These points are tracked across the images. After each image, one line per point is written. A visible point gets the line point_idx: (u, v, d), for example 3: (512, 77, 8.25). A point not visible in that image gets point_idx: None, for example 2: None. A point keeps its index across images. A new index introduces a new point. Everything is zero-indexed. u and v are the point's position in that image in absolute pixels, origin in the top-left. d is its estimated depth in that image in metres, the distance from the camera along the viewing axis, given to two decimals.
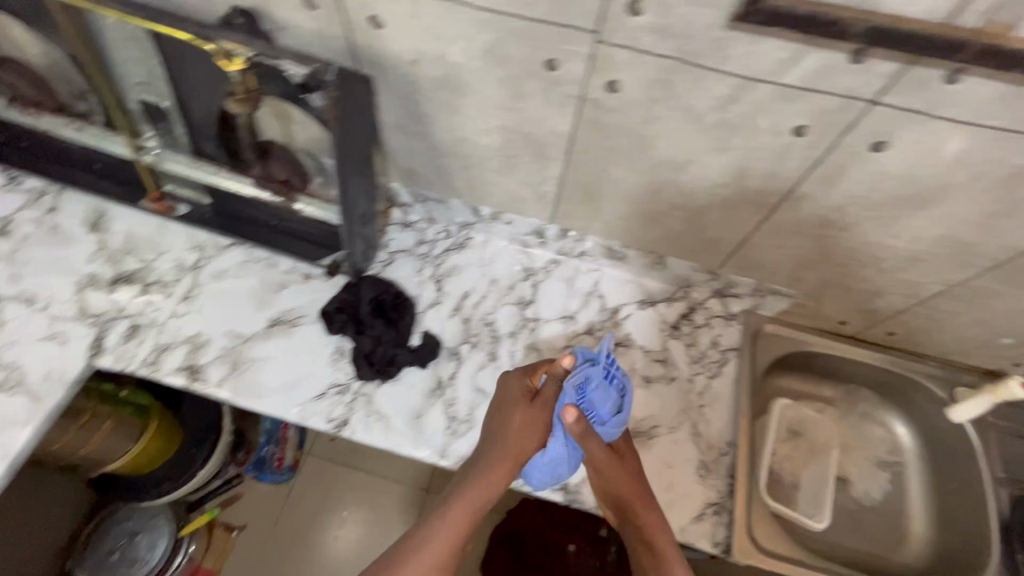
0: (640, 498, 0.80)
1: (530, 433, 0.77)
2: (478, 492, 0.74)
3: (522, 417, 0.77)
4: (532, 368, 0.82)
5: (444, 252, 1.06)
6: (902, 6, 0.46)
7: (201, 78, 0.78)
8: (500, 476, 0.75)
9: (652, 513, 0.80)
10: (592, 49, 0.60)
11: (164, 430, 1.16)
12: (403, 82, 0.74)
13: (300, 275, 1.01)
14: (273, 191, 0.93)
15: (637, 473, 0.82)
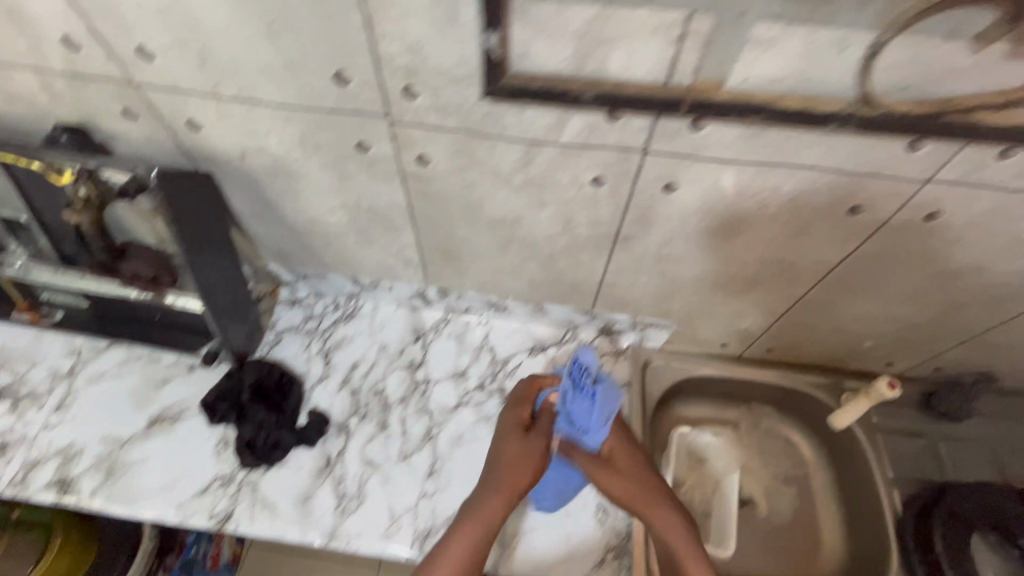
0: (650, 504, 0.77)
1: (526, 458, 0.79)
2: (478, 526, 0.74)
3: (518, 445, 0.80)
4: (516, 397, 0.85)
5: (332, 325, 1.07)
6: (620, 73, 0.52)
7: (48, 190, 0.84)
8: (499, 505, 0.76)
9: (660, 517, 0.76)
10: (390, 130, 0.64)
11: (73, 544, 0.98)
12: (241, 173, 0.77)
13: (184, 367, 0.99)
14: (141, 288, 0.92)
15: (641, 479, 0.79)
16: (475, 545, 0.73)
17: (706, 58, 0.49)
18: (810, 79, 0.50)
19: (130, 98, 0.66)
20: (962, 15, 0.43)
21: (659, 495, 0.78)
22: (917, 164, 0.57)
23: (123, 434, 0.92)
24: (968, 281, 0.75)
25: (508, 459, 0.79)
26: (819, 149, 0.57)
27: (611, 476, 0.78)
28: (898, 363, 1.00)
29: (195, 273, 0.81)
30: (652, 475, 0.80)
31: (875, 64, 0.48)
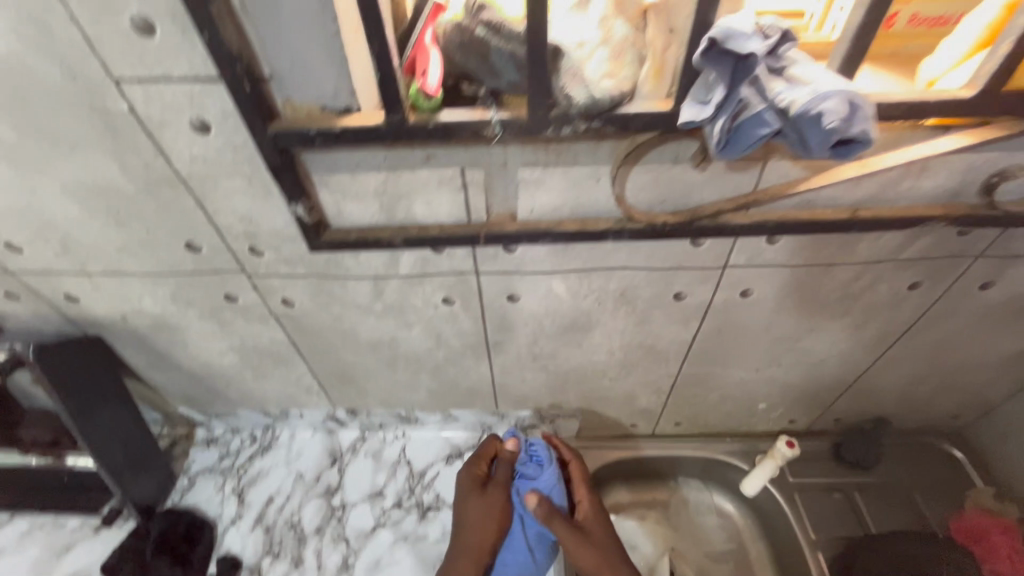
0: (609, 563, 0.76)
1: (492, 524, 0.79)
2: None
3: (482, 508, 0.79)
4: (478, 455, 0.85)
5: (247, 459, 1.06)
6: (423, 219, 0.60)
7: None
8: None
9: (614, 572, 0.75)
10: (250, 282, 0.71)
11: None
12: (126, 332, 0.81)
13: (89, 529, 0.96)
14: (42, 452, 0.92)
15: (604, 543, 0.77)
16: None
17: (491, 199, 0.58)
18: (583, 204, 0.58)
19: (10, 284, 0.72)
20: (675, 147, 0.52)
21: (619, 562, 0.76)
22: (708, 255, 0.65)
23: None
24: (813, 341, 0.81)
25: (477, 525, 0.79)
26: (620, 254, 0.65)
27: (576, 543, 0.76)
28: (800, 419, 1.03)
29: (87, 437, 0.82)
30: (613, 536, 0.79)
31: (628, 188, 0.57)
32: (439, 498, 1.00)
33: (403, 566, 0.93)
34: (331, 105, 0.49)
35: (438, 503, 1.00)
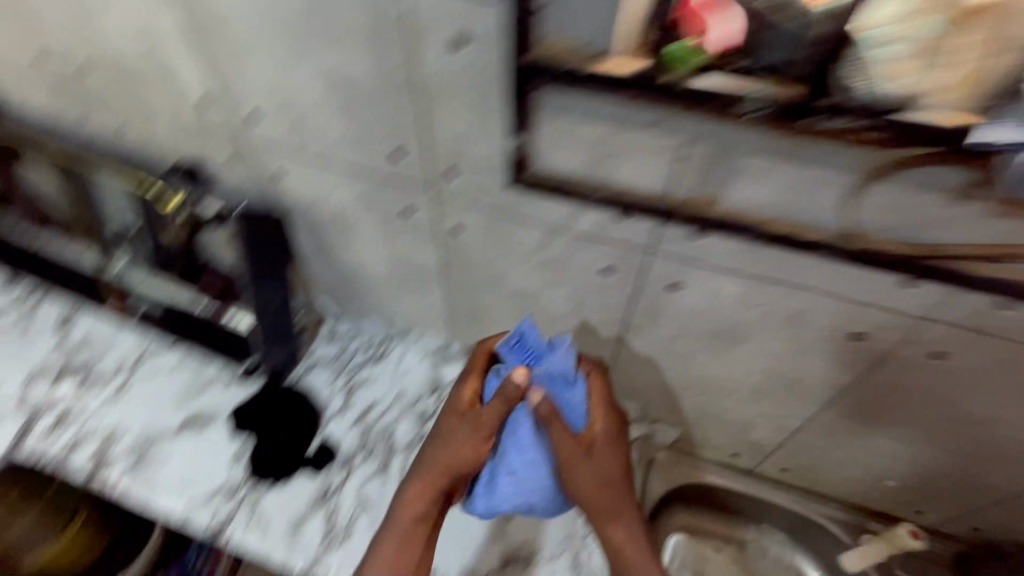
0: (614, 493, 0.74)
1: (478, 439, 0.73)
2: (414, 536, 0.75)
3: (467, 425, 0.73)
4: (467, 374, 0.77)
5: (359, 364, 1.14)
6: (624, 180, 0.60)
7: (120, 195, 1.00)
8: (419, 500, 0.75)
9: (613, 498, 0.74)
10: (433, 200, 0.74)
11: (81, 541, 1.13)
12: (307, 217, 0.89)
13: (225, 378, 1.09)
14: (211, 298, 1.05)
15: (608, 471, 0.73)
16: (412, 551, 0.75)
17: (706, 178, 0.56)
18: (798, 208, 0.55)
19: (238, 146, 0.82)
20: (934, 172, 0.47)
21: (617, 499, 0.75)
22: (914, 303, 0.59)
23: (159, 431, 1.02)
24: (991, 433, 0.71)
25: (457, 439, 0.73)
26: (817, 271, 0.60)
27: (580, 461, 0.71)
28: (929, 514, 0.92)
29: (255, 285, 0.93)
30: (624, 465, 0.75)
31: (865, 203, 0.52)
32: None
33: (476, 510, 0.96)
34: (591, 45, 0.50)
35: None
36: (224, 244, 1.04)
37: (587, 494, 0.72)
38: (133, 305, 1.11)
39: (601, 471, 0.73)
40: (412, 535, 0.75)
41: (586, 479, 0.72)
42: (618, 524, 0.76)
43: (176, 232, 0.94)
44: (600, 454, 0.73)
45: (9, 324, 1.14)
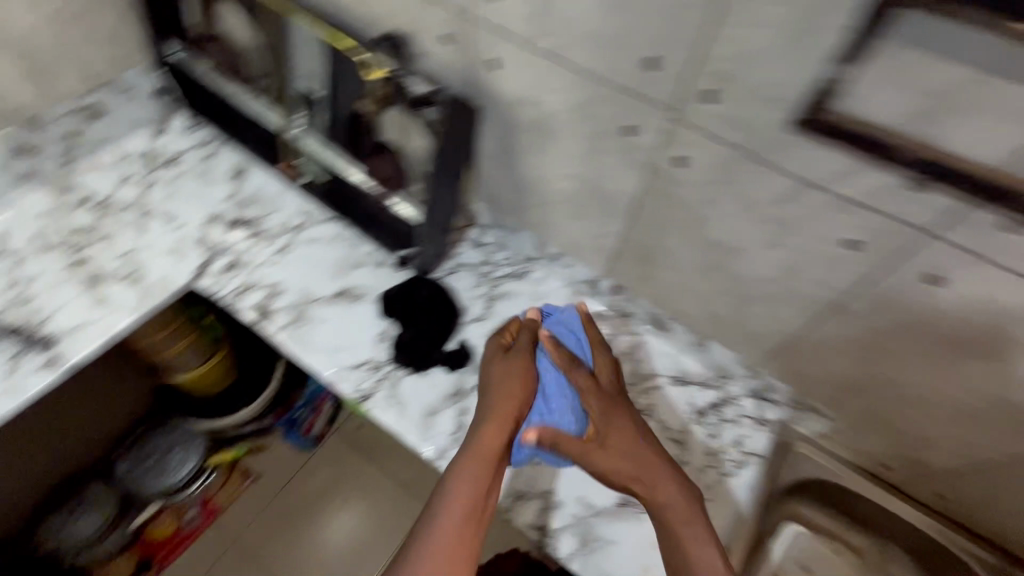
0: (634, 441, 0.85)
1: (514, 383, 0.86)
2: (464, 489, 0.76)
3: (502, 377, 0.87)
4: (504, 332, 0.93)
5: (502, 278, 1.14)
6: (957, 145, 0.51)
7: (314, 59, 1.02)
8: (495, 434, 0.82)
9: (638, 449, 0.85)
10: (668, 126, 0.68)
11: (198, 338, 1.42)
12: (506, 119, 0.85)
13: (376, 260, 1.13)
14: (375, 184, 1.06)
15: (625, 418, 0.87)
16: (464, 499, 0.75)
17: None
18: None
19: (460, 27, 0.77)
20: None
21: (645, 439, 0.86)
22: None
23: (315, 295, 1.08)
24: None
25: (490, 394, 0.85)
26: None
27: (597, 400, 0.86)
28: None
29: (436, 184, 0.91)
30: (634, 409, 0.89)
31: None
32: (651, 409, 1.01)
33: None
34: None
35: (648, 411, 1.01)
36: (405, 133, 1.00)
37: (610, 434, 0.85)
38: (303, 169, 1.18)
39: (619, 415, 0.86)
40: (462, 484, 0.77)
41: (603, 418, 0.85)
42: (655, 470, 0.83)
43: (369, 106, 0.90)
44: (616, 402, 0.88)
45: (194, 168, 1.25)
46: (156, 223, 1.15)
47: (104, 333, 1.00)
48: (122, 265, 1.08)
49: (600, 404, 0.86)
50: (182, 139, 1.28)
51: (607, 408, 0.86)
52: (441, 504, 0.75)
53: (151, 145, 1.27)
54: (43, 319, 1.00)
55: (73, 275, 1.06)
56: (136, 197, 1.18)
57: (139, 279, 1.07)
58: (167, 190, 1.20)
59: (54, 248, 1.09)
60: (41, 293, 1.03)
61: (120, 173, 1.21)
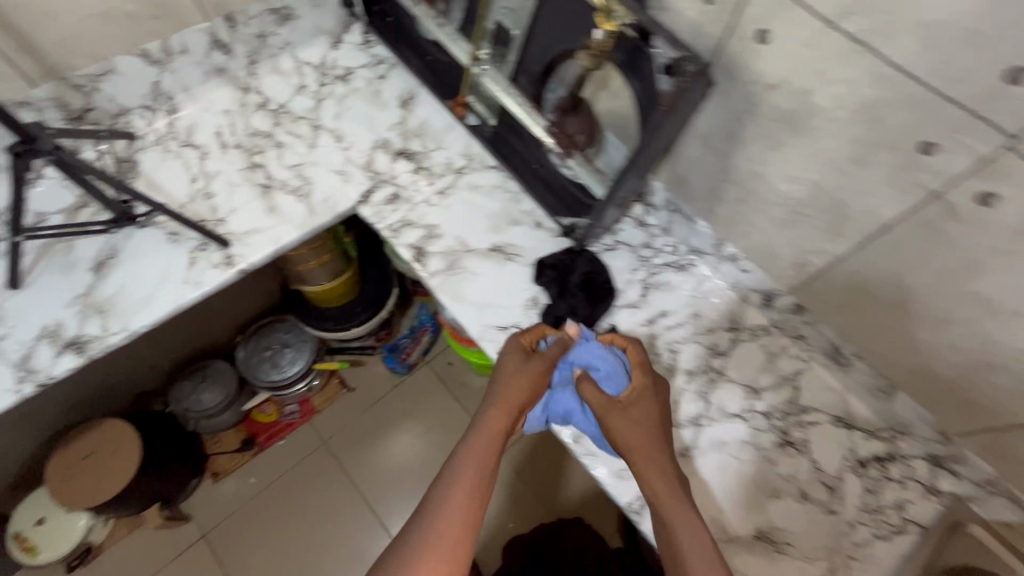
0: (658, 440, 0.79)
1: (532, 381, 0.83)
2: (472, 468, 0.72)
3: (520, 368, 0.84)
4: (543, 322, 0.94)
5: (662, 266, 1.06)
6: None
7: None
8: (497, 418, 0.78)
9: (658, 453, 0.78)
10: (991, 153, 0.55)
11: (334, 253, 1.48)
12: (747, 101, 0.74)
13: (533, 221, 1.09)
14: (556, 141, 0.99)
15: (652, 417, 0.81)
16: (477, 469, 0.72)
17: None
18: None
19: None
20: None
21: (669, 454, 0.78)
22: None
23: (470, 245, 1.06)
24: None
25: (513, 377, 0.83)
26: None
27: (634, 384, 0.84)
28: None
29: (634, 162, 0.83)
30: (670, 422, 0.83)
31: None
32: (805, 444, 0.92)
33: (742, 468, 0.91)
34: None
35: (801, 447, 0.92)
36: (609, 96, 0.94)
37: (634, 424, 0.79)
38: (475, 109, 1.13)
39: (647, 405, 0.82)
40: (475, 453, 0.73)
41: (632, 400, 0.82)
42: (673, 493, 0.74)
43: (583, 61, 0.82)
44: (650, 394, 0.83)
45: (364, 88, 1.22)
46: (326, 139, 1.14)
47: (272, 244, 1.02)
48: (292, 176, 1.09)
49: (639, 399, 0.82)
50: (355, 56, 1.26)
51: (643, 396, 0.83)
52: (455, 473, 0.71)
53: (327, 57, 1.25)
54: (221, 218, 1.04)
55: (249, 179, 1.09)
56: (310, 109, 1.18)
57: (306, 195, 1.07)
58: (336, 108, 1.19)
59: (234, 149, 1.12)
60: (221, 191, 1.07)
61: (295, 81, 1.21)
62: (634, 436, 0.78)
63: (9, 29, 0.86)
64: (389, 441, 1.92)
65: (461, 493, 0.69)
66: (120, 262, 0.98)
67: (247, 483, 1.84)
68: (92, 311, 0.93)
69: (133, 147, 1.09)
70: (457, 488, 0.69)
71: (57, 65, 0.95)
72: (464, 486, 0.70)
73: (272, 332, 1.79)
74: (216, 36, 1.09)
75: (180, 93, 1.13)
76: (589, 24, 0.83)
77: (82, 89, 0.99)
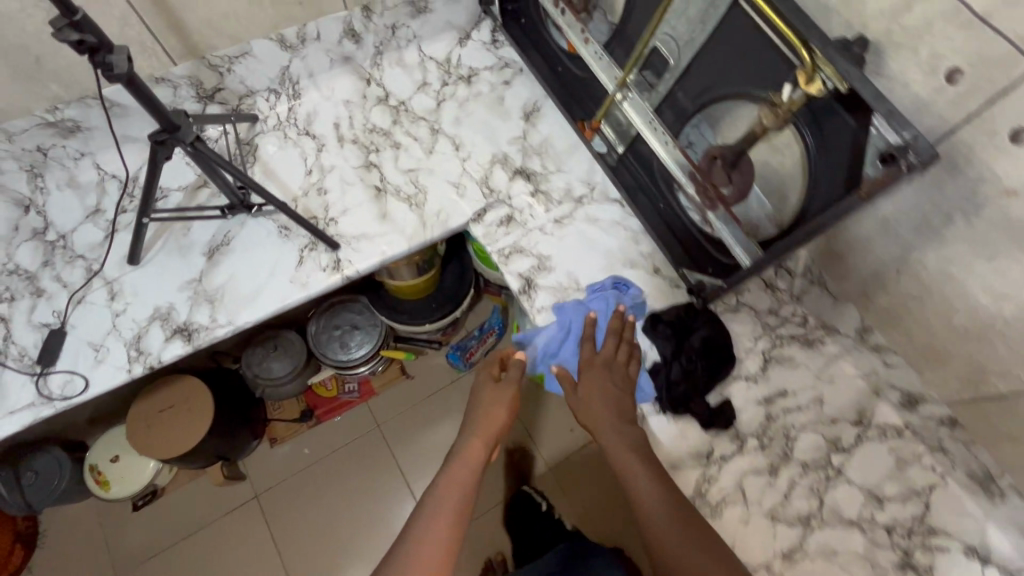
0: (618, 425, 0.84)
1: (502, 409, 0.90)
2: (448, 502, 0.79)
3: (491, 400, 0.91)
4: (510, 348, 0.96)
5: (788, 338, 0.97)
6: None
7: (696, 23, 0.83)
8: (471, 456, 0.86)
9: (620, 440, 0.83)
10: None
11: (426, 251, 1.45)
12: (964, 198, 0.63)
13: (651, 266, 1.02)
14: (699, 191, 0.89)
15: (612, 401, 0.86)
16: (452, 509, 0.79)
17: None
18: None
19: (991, 71, 0.55)
20: None
21: (623, 420, 0.85)
22: None
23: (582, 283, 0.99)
24: None
25: (479, 415, 0.90)
26: None
27: (600, 373, 0.88)
28: None
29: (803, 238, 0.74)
30: (632, 386, 0.89)
31: None
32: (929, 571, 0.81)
33: None
34: None
35: None
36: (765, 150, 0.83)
37: (593, 410, 0.86)
38: (606, 135, 1.06)
39: (606, 389, 0.87)
40: (447, 495, 0.80)
41: (596, 386, 0.87)
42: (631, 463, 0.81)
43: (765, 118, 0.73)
44: (612, 377, 0.88)
45: (488, 93, 1.16)
46: (443, 145, 1.09)
47: (381, 253, 0.99)
48: (406, 182, 1.05)
49: (591, 370, 0.89)
50: (482, 56, 1.19)
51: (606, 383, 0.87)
52: (426, 517, 0.78)
53: (452, 54, 1.18)
54: (332, 218, 1.01)
55: (364, 179, 1.05)
56: (430, 109, 1.13)
57: (419, 205, 1.03)
58: (456, 112, 1.13)
59: (350, 143, 1.08)
60: (334, 188, 1.04)
61: (418, 76, 1.16)
62: (592, 413, 0.86)
63: (161, 5, 0.84)
64: (430, 427, 1.91)
65: (436, 531, 0.75)
66: (232, 250, 0.97)
67: (302, 453, 1.88)
68: (202, 298, 0.93)
69: (254, 130, 1.08)
70: (432, 527, 0.76)
71: (199, 46, 0.93)
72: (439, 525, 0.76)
73: (341, 312, 1.75)
74: (350, 25, 1.05)
75: (305, 79, 1.09)
76: (775, 76, 0.75)
77: (217, 68, 0.98)
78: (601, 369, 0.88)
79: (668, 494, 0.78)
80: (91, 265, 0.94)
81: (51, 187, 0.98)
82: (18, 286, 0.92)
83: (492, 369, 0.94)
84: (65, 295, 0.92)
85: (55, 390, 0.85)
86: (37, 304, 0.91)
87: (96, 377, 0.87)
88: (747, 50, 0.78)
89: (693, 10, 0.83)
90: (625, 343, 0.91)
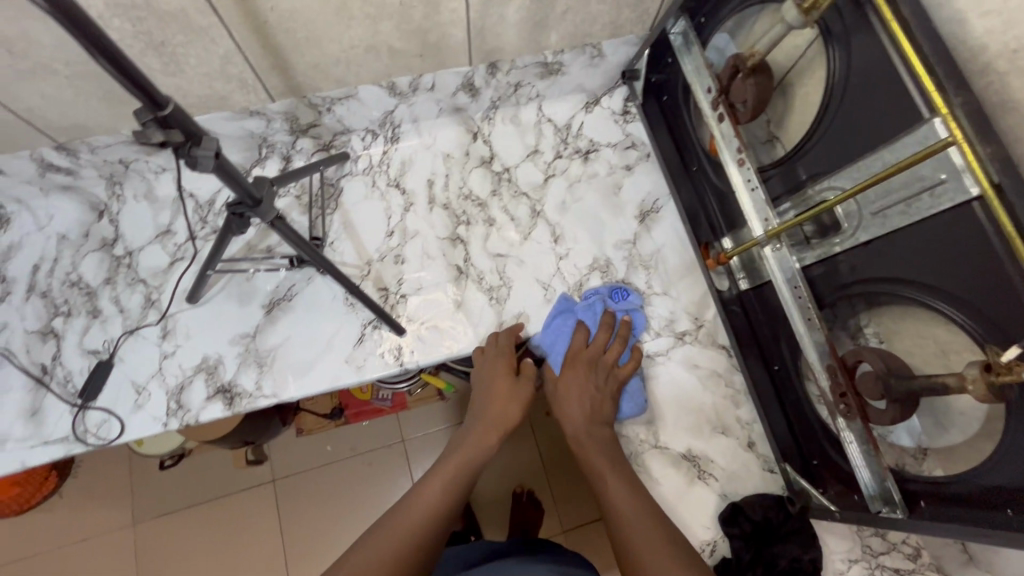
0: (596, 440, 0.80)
1: (514, 407, 0.82)
2: (436, 486, 0.74)
3: (502, 391, 0.83)
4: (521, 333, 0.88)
5: (890, 570, 0.80)
6: None
7: (884, 201, 0.66)
8: (474, 437, 0.80)
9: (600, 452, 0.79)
10: None
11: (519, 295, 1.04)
12: None
13: (744, 439, 0.89)
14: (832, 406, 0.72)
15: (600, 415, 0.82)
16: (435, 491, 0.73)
17: None
18: None
19: None
20: None
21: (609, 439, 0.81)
22: None
23: (663, 438, 0.89)
24: None
25: (483, 400, 0.83)
26: None
27: (591, 380, 0.83)
28: None
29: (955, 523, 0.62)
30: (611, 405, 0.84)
31: None
32: None
33: None
34: None
35: None
36: (932, 355, 0.67)
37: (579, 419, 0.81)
38: (731, 269, 0.90)
39: (599, 402, 0.82)
40: (434, 480, 0.75)
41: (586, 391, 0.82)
42: (615, 477, 0.76)
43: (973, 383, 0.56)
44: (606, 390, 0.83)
45: (605, 176, 1.01)
46: (541, 233, 0.97)
47: (447, 349, 0.90)
48: (491, 270, 0.94)
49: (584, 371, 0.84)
50: (608, 129, 1.03)
51: (599, 396, 0.83)
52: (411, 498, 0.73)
53: (575, 121, 1.03)
54: (403, 295, 0.92)
55: (447, 255, 0.95)
56: (536, 185, 1.00)
57: (500, 300, 0.93)
58: (565, 195, 1.00)
59: (441, 208, 0.97)
60: (413, 259, 0.94)
61: (531, 139, 1.01)
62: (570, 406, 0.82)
63: (271, 50, 0.74)
64: None
65: (417, 511, 0.70)
66: (293, 309, 0.89)
67: (322, 451, 1.42)
68: (251, 359, 0.87)
69: (342, 171, 0.97)
70: (411, 508, 0.71)
71: (304, 87, 0.83)
72: (422, 506, 0.71)
73: None
74: (470, 80, 0.91)
75: (408, 123, 0.98)
76: (990, 311, 0.58)
77: (318, 108, 0.88)
78: (594, 375, 0.84)
79: (650, 506, 0.74)
80: (151, 294, 0.89)
81: (127, 196, 0.92)
82: (77, 300, 0.89)
83: (511, 363, 0.85)
84: (120, 323, 0.88)
85: (91, 428, 0.83)
86: (91, 326, 0.87)
87: (133, 424, 0.83)
88: (954, 265, 0.60)
89: (897, 187, 0.64)
90: (616, 344, 0.87)
